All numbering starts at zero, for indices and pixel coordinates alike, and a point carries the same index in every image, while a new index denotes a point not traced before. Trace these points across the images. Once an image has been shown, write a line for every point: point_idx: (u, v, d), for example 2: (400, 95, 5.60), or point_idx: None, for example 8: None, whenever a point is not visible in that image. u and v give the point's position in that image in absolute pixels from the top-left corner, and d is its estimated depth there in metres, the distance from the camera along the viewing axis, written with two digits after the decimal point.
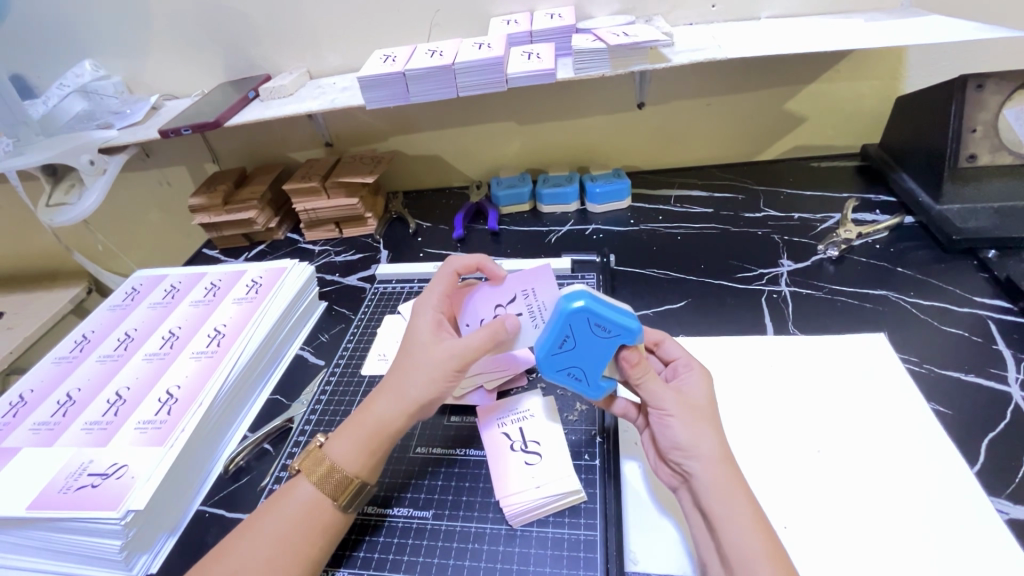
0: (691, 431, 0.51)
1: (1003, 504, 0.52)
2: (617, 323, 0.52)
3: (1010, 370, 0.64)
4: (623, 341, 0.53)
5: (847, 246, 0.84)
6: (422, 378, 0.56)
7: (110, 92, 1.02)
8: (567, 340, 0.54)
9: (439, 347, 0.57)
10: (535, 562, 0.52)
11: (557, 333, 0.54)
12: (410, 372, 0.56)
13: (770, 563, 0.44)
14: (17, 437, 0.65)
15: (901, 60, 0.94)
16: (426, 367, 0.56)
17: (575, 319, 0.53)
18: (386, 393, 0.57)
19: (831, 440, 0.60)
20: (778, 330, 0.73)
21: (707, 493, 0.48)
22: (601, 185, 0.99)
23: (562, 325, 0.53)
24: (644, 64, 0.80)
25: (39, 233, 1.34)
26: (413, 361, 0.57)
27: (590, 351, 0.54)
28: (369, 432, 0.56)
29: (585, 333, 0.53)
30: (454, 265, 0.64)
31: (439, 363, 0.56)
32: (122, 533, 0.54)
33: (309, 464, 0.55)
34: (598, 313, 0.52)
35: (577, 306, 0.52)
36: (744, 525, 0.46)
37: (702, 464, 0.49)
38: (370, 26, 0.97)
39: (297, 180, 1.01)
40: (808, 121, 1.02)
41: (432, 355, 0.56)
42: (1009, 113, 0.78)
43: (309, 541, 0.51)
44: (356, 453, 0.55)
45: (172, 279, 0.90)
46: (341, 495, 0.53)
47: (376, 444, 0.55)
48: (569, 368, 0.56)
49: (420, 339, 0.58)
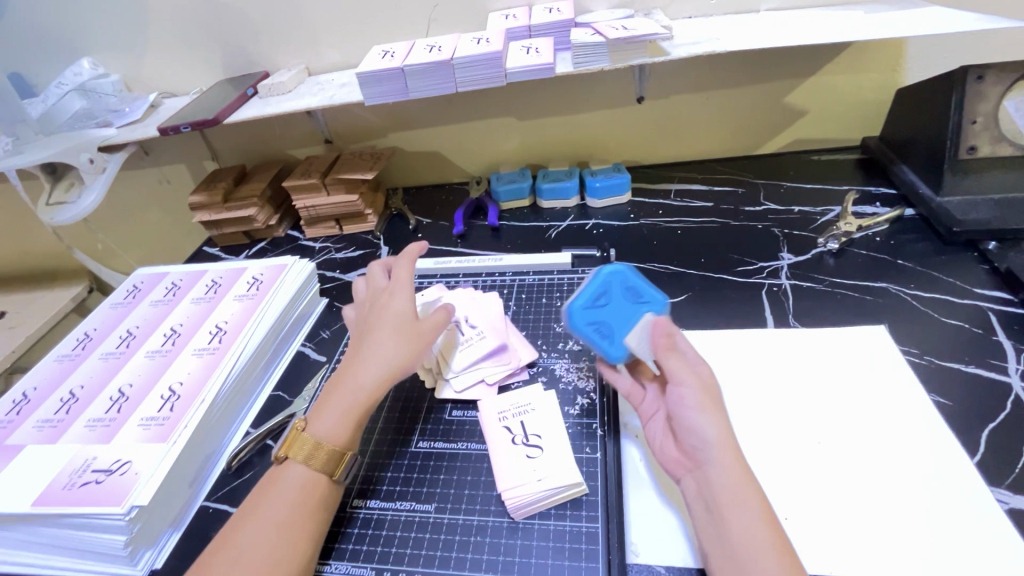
0: (704, 416, 0.51)
1: (1003, 495, 0.52)
2: (648, 291, 0.60)
3: (1010, 361, 0.64)
4: (650, 308, 0.59)
5: (847, 238, 0.84)
6: (399, 345, 0.60)
7: (110, 91, 1.01)
8: (602, 296, 0.59)
9: (415, 321, 0.62)
10: (537, 554, 0.52)
11: (596, 287, 0.59)
12: (390, 338, 0.61)
13: (772, 551, 0.44)
14: (21, 434, 0.66)
15: (901, 52, 0.94)
16: (404, 335, 0.61)
17: (611, 279, 0.60)
18: (364, 362, 0.60)
19: (832, 431, 0.60)
20: (779, 324, 0.73)
21: (718, 479, 0.48)
22: (600, 180, 1.00)
23: (600, 281, 0.59)
24: (643, 57, 0.80)
25: (40, 232, 1.34)
26: (393, 329, 0.61)
27: (620, 310, 0.59)
28: (352, 400, 0.58)
29: (620, 294, 0.59)
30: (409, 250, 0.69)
31: (416, 334, 0.61)
32: (127, 528, 0.54)
33: (293, 448, 0.55)
34: (632, 277, 0.60)
35: (615, 269, 0.60)
36: (752, 515, 0.46)
37: (714, 451, 0.49)
38: (369, 22, 0.96)
39: (296, 177, 1.01)
40: (807, 114, 1.02)
41: (410, 327, 0.61)
42: (1010, 103, 0.77)
43: (305, 527, 0.51)
44: (342, 422, 0.57)
45: (173, 276, 0.90)
46: (334, 469, 0.55)
47: (359, 416, 0.58)
48: (598, 322, 0.59)
49: (395, 308, 0.62)
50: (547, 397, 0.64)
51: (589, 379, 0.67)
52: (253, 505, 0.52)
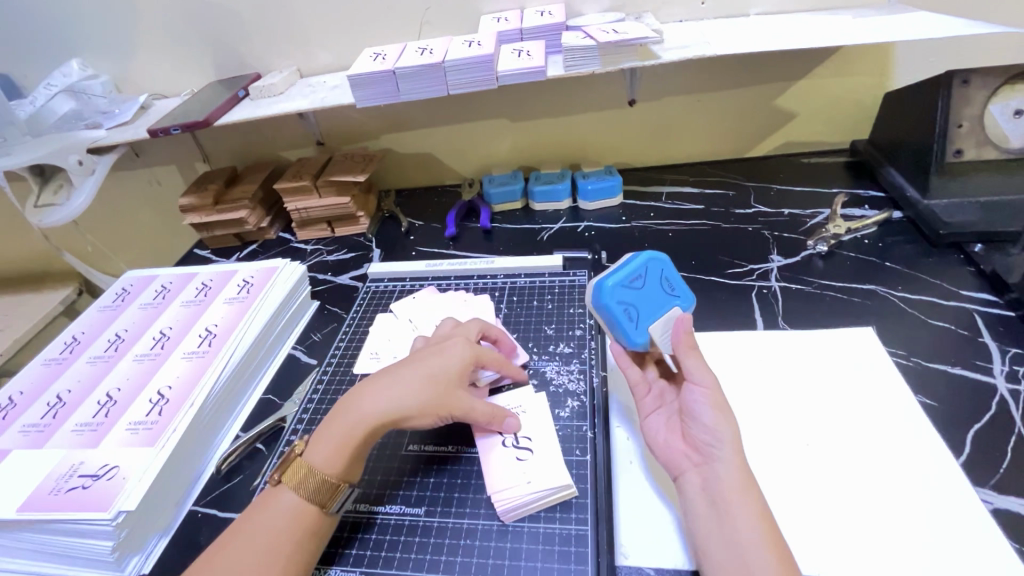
0: (719, 415, 0.52)
1: (988, 495, 0.53)
2: (681, 287, 0.62)
3: (995, 362, 0.65)
4: (679, 304, 0.61)
5: (836, 241, 0.85)
6: (424, 401, 0.58)
7: (99, 92, 1.00)
8: (639, 278, 0.60)
9: (455, 391, 0.59)
10: (527, 557, 0.52)
11: (634, 269, 0.60)
12: (419, 391, 0.58)
13: (772, 549, 0.45)
14: (7, 439, 0.65)
15: (889, 56, 0.95)
16: (434, 397, 0.58)
17: (652, 265, 0.61)
18: (369, 394, 0.58)
19: (820, 432, 0.60)
20: (769, 326, 0.74)
21: (726, 476, 0.49)
22: (592, 181, 1.00)
23: (639, 265, 0.61)
24: (634, 61, 0.80)
25: (28, 234, 1.33)
26: (428, 386, 0.58)
27: (651, 295, 0.60)
28: (349, 433, 0.56)
29: (655, 282, 0.61)
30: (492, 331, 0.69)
31: (445, 405, 0.58)
32: (114, 534, 0.54)
33: (291, 474, 0.54)
34: (671, 269, 0.61)
35: (657, 257, 0.61)
36: (755, 513, 0.47)
37: (726, 449, 0.50)
38: (360, 24, 0.96)
39: (287, 179, 1.01)
40: (797, 117, 1.03)
41: (444, 395, 0.58)
42: (995, 108, 0.78)
43: (304, 547, 0.51)
44: (334, 456, 0.55)
45: (162, 279, 0.90)
46: (325, 500, 0.53)
47: (352, 445, 0.56)
48: (628, 303, 0.59)
49: (445, 369, 0.60)
50: (538, 401, 0.65)
51: (579, 381, 0.68)
52: (254, 514, 0.53)
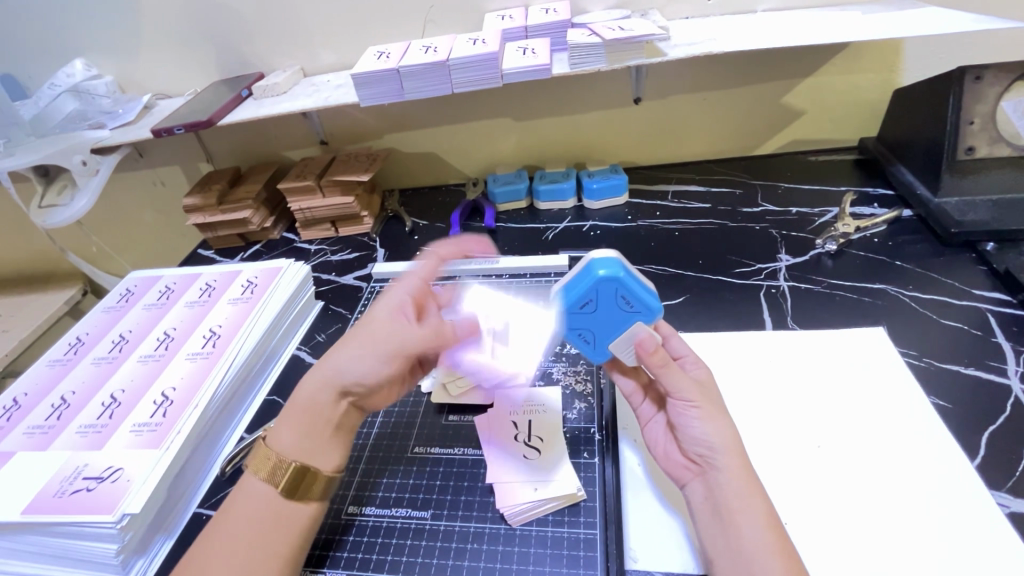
0: (713, 424, 0.50)
1: (1004, 498, 0.52)
2: (642, 300, 0.53)
3: (1010, 363, 0.64)
4: (641, 317, 0.54)
5: (845, 239, 0.84)
6: (360, 351, 0.55)
7: (103, 92, 1.01)
8: (589, 304, 0.54)
9: (389, 323, 0.56)
10: (535, 561, 0.51)
11: (580, 295, 0.53)
12: (354, 343, 0.56)
13: (780, 558, 0.44)
14: (11, 441, 0.65)
15: (899, 52, 0.94)
16: (369, 340, 0.55)
17: (603, 286, 0.53)
18: (317, 367, 0.56)
19: (831, 434, 0.59)
20: (777, 325, 0.73)
21: (727, 485, 0.48)
22: (598, 181, 0.99)
23: (589, 288, 0.53)
24: (640, 58, 0.79)
25: (33, 235, 1.33)
26: (361, 332, 0.56)
27: (607, 317, 0.54)
28: (300, 413, 0.55)
29: (610, 303, 0.54)
30: (441, 249, 0.66)
31: (382, 342, 0.55)
32: (119, 536, 0.54)
33: (259, 460, 0.53)
34: (627, 285, 0.53)
35: (611, 276, 0.52)
36: (760, 521, 0.46)
37: (723, 457, 0.49)
38: (364, 23, 0.96)
39: (291, 179, 1.00)
40: (805, 115, 1.02)
41: (380, 333, 0.55)
42: (1008, 104, 0.77)
43: (279, 540, 0.51)
44: (291, 439, 0.54)
45: (167, 279, 0.90)
46: (281, 481, 0.52)
47: (307, 423, 0.54)
48: (581, 330, 0.55)
49: (376, 313, 0.58)
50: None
51: (586, 383, 0.67)
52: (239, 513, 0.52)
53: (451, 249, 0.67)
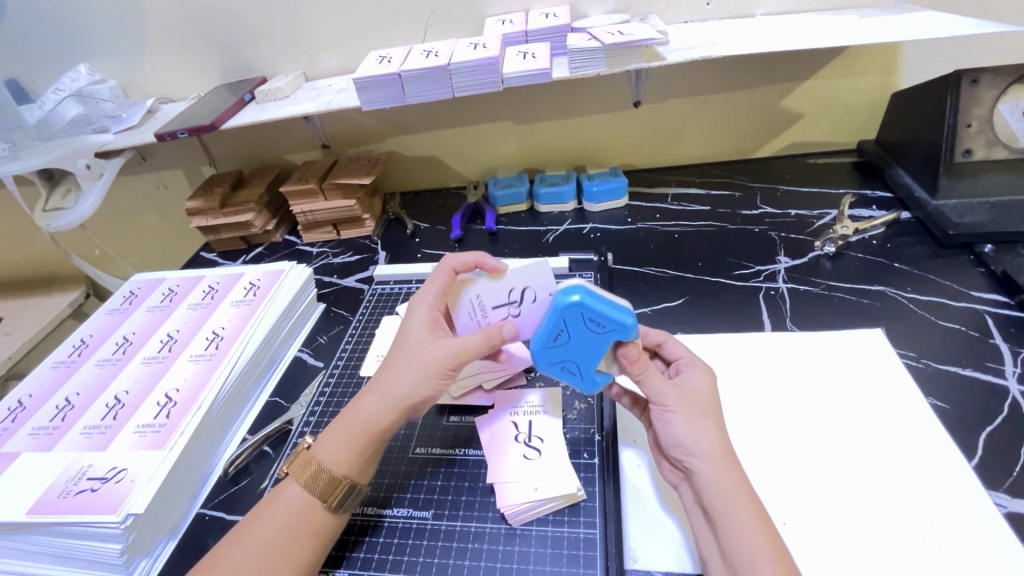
0: (691, 426, 0.51)
1: (1001, 498, 0.52)
2: (611, 318, 0.53)
3: (1007, 364, 0.64)
4: (615, 335, 0.53)
5: (844, 242, 0.84)
6: (412, 374, 0.56)
7: (107, 97, 1.02)
8: (562, 334, 0.55)
9: (434, 344, 0.57)
10: (535, 561, 0.52)
11: (551, 328, 0.55)
12: (403, 366, 0.57)
13: (768, 561, 0.44)
14: (16, 442, 0.65)
15: (896, 56, 0.95)
16: (418, 363, 0.56)
17: (570, 314, 0.54)
18: (373, 391, 0.57)
19: (829, 435, 0.60)
20: (776, 327, 0.74)
21: (708, 490, 0.49)
22: (598, 183, 1.00)
23: (558, 319, 0.54)
24: (639, 62, 0.80)
25: (36, 238, 1.34)
26: (408, 355, 0.57)
27: (583, 345, 0.55)
28: (356, 430, 0.55)
29: (580, 328, 0.54)
30: (452, 261, 0.63)
31: (433, 361, 0.56)
32: (123, 537, 0.54)
33: (297, 466, 0.55)
34: (593, 309, 0.53)
35: (575, 302, 0.53)
36: (747, 525, 0.46)
37: (703, 462, 0.50)
38: (365, 27, 0.97)
39: (294, 182, 1.01)
40: (804, 117, 1.02)
41: (426, 354, 0.56)
42: (1004, 107, 0.77)
43: (302, 541, 0.51)
44: (344, 454, 0.54)
45: (170, 281, 0.90)
46: (331, 496, 0.53)
47: (365, 443, 0.55)
48: (562, 361, 0.57)
49: (415, 335, 0.58)
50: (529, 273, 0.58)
51: None
52: (246, 521, 0.52)
53: (465, 257, 0.63)
